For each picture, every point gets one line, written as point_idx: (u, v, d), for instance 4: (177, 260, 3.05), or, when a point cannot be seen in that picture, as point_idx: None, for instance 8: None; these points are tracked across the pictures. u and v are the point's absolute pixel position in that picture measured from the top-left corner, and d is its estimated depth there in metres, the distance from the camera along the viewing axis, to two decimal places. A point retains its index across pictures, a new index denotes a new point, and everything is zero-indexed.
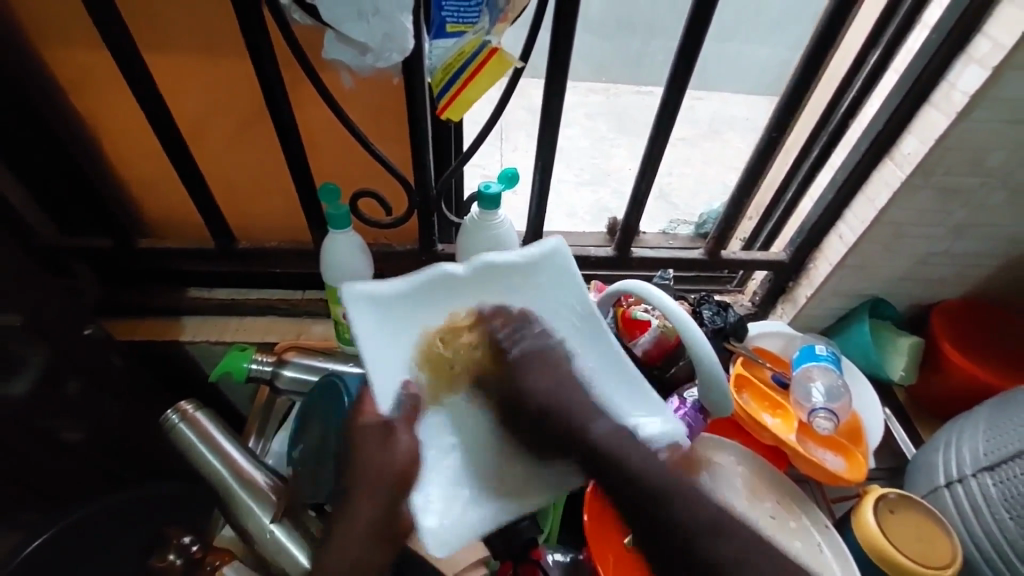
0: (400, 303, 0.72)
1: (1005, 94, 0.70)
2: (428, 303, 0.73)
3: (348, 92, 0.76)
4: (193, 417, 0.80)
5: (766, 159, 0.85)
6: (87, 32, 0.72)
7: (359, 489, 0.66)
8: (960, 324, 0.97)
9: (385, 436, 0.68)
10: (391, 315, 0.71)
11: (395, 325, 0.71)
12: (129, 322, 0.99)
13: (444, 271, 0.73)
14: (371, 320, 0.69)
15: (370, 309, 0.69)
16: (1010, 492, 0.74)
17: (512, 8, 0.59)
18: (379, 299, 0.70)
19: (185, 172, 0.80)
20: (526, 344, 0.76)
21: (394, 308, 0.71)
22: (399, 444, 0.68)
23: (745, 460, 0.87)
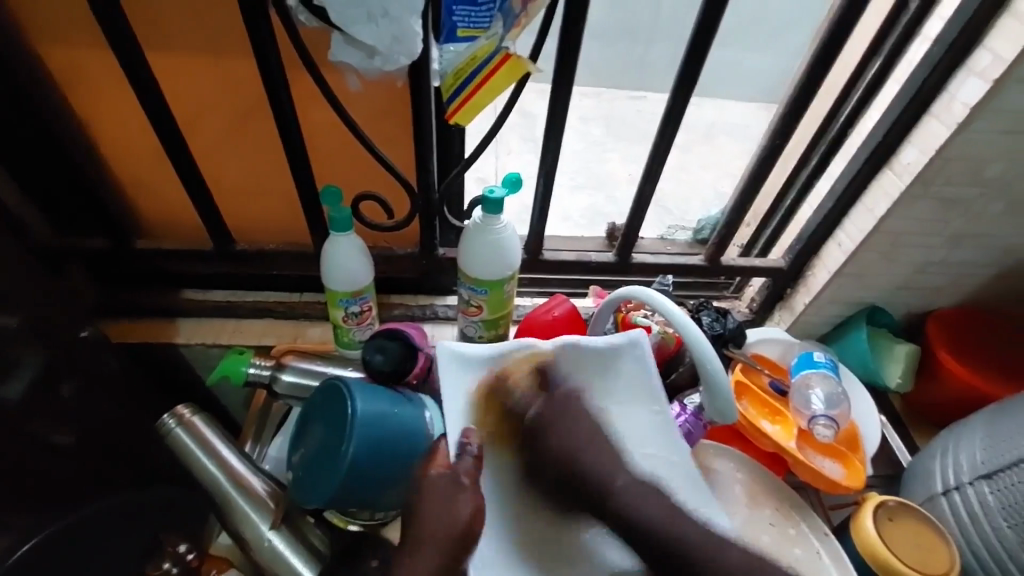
0: (474, 371, 0.72)
1: (1004, 107, 0.71)
2: (499, 379, 0.73)
3: (351, 93, 0.75)
4: (189, 421, 0.78)
5: (769, 167, 0.86)
6: (88, 29, 0.70)
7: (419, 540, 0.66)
8: (954, 331, 0.98)
9: (453, 490, 0.66)
10: (459, 381, 0.71)
11: (462, 387, 0.71)
12: (124, 324, 0.97)
13: (525, 344, 0.73)
14: (453, 380, 0.71)
15: (459, 374, 0.71)
16: (1008, 500, 0.75)
17: (526, 14, 0.58)
18: (467, 364, 0.72)
19: (185, 173, 0.79)
20: (564, 407, 0.74)
21: (471, 373, 0.72)
22: (462, 506, 0.67)
23: (744, 466, 0.87)
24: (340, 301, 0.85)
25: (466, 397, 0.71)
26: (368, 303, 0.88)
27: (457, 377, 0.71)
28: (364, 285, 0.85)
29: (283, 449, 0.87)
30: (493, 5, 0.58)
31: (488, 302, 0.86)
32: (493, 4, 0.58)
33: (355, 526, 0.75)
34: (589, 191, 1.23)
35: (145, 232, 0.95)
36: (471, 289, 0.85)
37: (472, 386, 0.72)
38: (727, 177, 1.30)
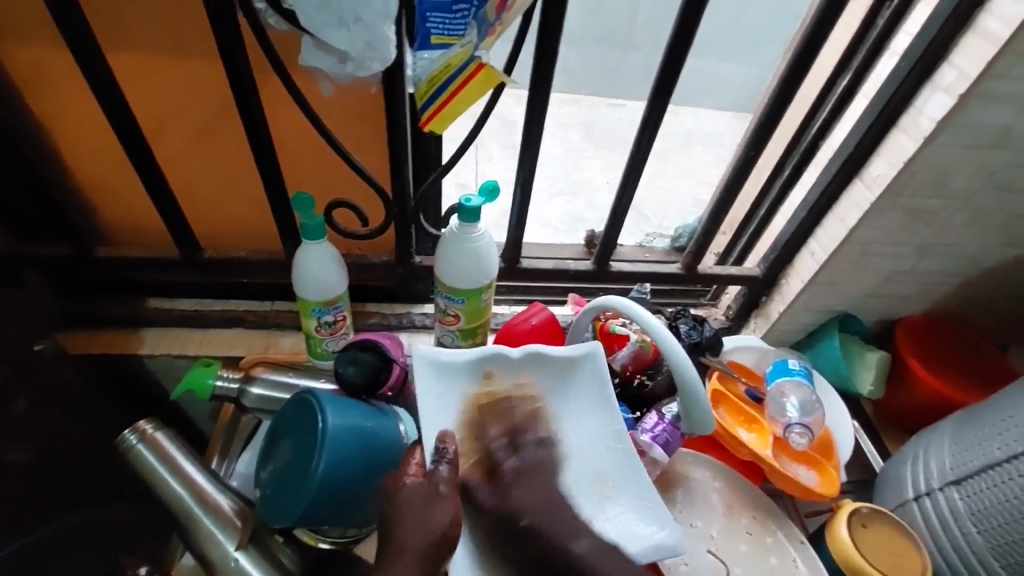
0: (451, 375, 0.72)
1: (967, 122, 0.73)
2: (465, 389, 0.72)
3: (324, 99, 0.73)
4: (152, 437, 0.75)
5: (743, 177, 0.86)
6: (43, 27, 0.67)
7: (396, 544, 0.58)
8: (922, 339, 1.00)
9: (431, 498, 0.60)
10: (442, 387, 0.71)
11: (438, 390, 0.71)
12: (84, 335, 0.93)
13: (500, 352, 0.74)
14: (427, 384, 0.70)
15: (435, 371, 0.71)
16: (976, 506, 0.76)
17: (502, 22, 0.57)
18: (438, 364, 0.72)
19: (150, 178, 0.76)
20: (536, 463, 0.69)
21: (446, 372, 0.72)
22: (439, 513, 0.59)
23: (720, 474, 0.87)
24: (312, 311, 0.83)
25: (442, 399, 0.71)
26: (342, 313, 0.86)
27: (436, 375, 0.71)
28: (337, 294, 0.83)
29: (252, 465, 0.84)
30: (469, 12, 0.56)
31: (464, 312, 0.85)
32: (468, 12, 0.56)
33: (324, 544, 0.72)
34: (567, 198, 1.23)
35: (107, 239, 0.92)
36: (447, 298, 0.84)
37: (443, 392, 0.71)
38: (703, 185, 1.31)
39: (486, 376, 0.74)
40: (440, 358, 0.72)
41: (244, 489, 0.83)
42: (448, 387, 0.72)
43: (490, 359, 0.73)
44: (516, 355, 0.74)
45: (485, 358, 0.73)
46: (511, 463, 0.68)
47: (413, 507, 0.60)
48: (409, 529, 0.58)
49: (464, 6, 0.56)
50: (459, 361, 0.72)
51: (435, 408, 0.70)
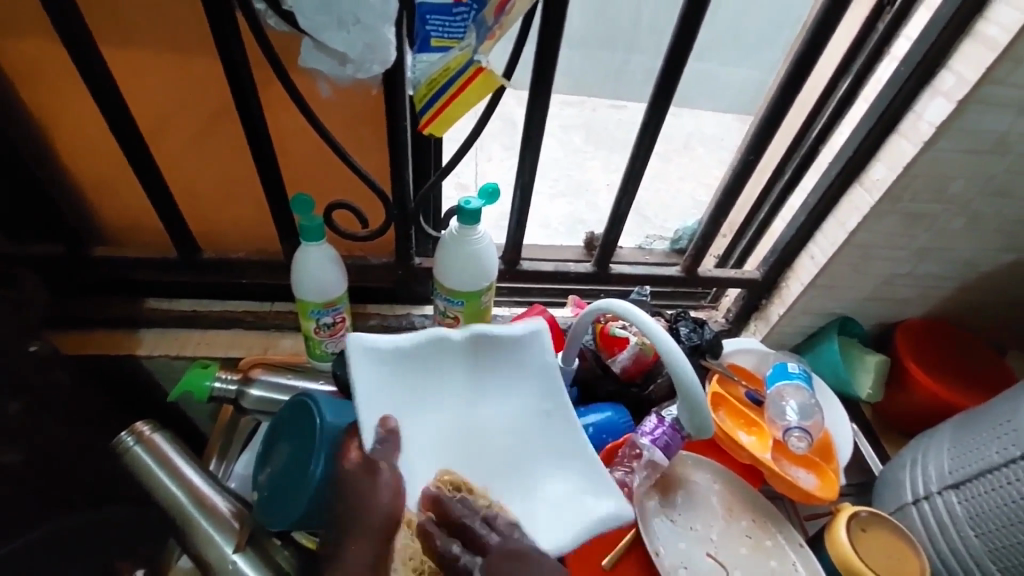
0: (395, 365, 0.68)
1: (967, 126, 0.73)
2: (411, 374, 0.69)
3: (324, 101, 0.73)
4: (150, 439, 0.75)
5: (743, 180, 0.86)
6: (42, 26, 0.67)
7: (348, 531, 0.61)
8: (921, 343, 1.00)
9: (369, 477, 0.62)
10: (385, 379, 0.67)
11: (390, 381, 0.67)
12: (83, 335, 0.93)
13: (440, 333, 0.70)
14: (371, 372, 0.66)
15: (385, 358, 0.67)
16: (975, 510, 0.76)
17: (500, 26, 0.56)
18: (382, 354, 0.67)
19: (147, 177, 0.76)
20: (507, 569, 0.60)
21: (390, 362, 0.67)
22: (382, 490, 0.61)
23: (719, 476, 0.87)
24: (311, 312, 0.83)
25: (394, 389, 0.67)
26: (341, 314, 0.85)
27: (384, 365, 0.67)
28: (336, 296, 0.83)
29: (250, 466, 0.84)
30: (468, 15, 0.57)
31: (464, 314, 0.85)
32: (468, 15, 0.57)
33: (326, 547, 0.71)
34: (567, 200, 1.23)
35: (108, 240, 0.92)
36: (446, 300, 0.84)
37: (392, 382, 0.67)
38: (704, 188, 1.31)
39: (423, 362, 0.70)
40: (373, 345, 0.67)
41: (242, 490, 0.82)
42: (397, 377, 0.68)
43: (432, 343, 0.70)
44: (458, 337, 0.71)
45: (422, 340, 0.69)
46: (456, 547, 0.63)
47: (354, 487, 0.61)
48: (353, 513, 0.61)
49: (463, 9, 0.56)
50: (399, 348, 0.68)
51: (383, 394, 0.66)
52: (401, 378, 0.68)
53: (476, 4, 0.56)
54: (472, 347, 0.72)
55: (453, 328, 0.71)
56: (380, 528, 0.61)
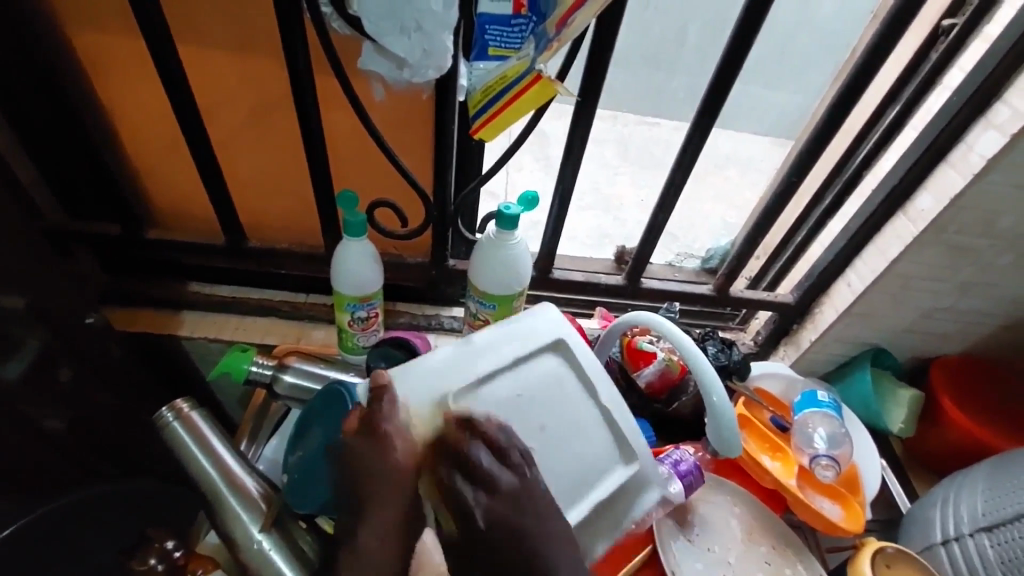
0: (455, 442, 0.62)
1: (1020, 161, 0.72)
2: (467, 367, 0.67)
3: (377, 103, 0.76)
4: (188, 416, 0.77)
5: (784, 201, 0.86)
6: (122, 20, 0.71)
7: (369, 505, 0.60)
8: (959, 379, 0.97)
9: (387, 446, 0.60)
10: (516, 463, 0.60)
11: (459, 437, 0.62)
12: (129, 313, 0.97)
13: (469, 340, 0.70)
14: (449, 355, 0.68)
15: (419, 392, 0.64)
16: (1008, 555, 0.74)
17: (559, 38, 0.56)
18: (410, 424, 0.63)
19: (204, 164, 0.79)
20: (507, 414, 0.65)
21: (467, 366, 0.67)
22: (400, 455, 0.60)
23: (741, 501, 0.86)
24: (346, 305, 0.85)
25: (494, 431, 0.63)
26: (374, 310, 0.88)
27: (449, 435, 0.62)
28: (372, 291, 0.85)
29: (279, 452, 0.87)
30: (526, 26, 0.60)
31: (494, 317, 0.86)
32: (526, 27, 0.60)
33: None
34: (597, 213, 1.24)
35: (159, 223, 0.96)
36: (478, 302, 0.86)
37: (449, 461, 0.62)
38: (737, 210, 1.30)
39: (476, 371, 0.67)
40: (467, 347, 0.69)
41: (270, 474, 0.85)
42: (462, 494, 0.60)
43: (461, 352, 0.68)
44: (484, 338, 0.70)
45: (452, 351, 0.68)
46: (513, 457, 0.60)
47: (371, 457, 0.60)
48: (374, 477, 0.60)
49: (522, 21, 0.59)
50: (463, 346, 0.69)
51: (466, 366, 0.67)
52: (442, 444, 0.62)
53: (536, 17, 0.59)
54: (495, 351, 0.69)
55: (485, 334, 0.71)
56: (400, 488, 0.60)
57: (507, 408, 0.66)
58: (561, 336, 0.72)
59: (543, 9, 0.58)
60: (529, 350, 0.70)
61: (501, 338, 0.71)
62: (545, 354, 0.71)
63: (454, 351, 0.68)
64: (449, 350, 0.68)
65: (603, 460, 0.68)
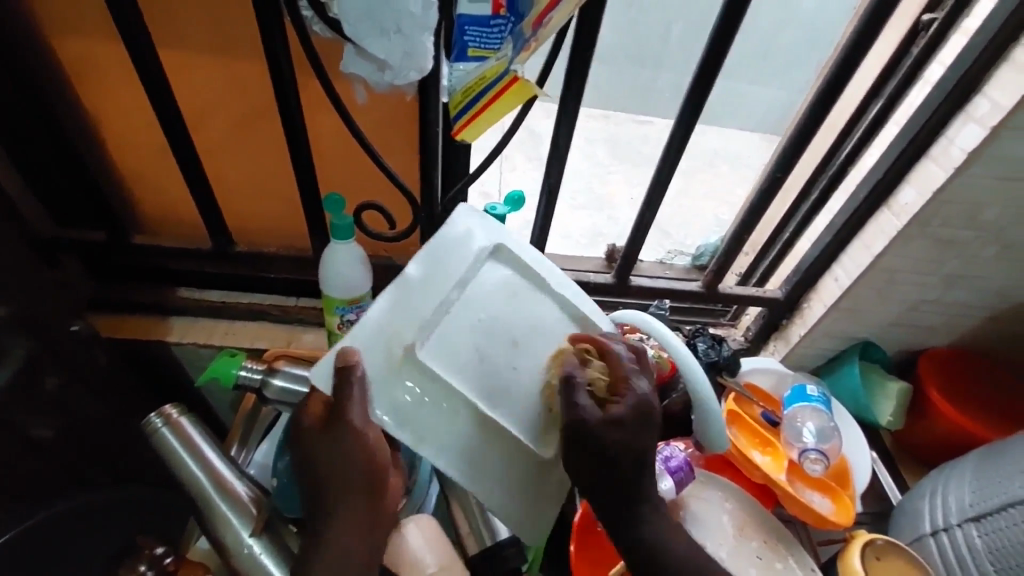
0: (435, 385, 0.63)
1: (1000, 153, 0.72)
2: (411, 309, 0.65)
3: (361, 106, 0.76)
4: (177, 421, 0.77)
5: (770, 197, 0.86)
6: (103, 27, 0.71)
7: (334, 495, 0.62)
8: (948, 371, 0.98)
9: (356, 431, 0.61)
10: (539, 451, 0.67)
11: (435, 381, 0.63)
12: (117, 320, 0.97)
13: (406, 278, 0.65)
14: (391, 301, 0.64)
15: (377, 343, 0.63)
16: (995, 545, 0.74)
17: (536, 38, 0.58)
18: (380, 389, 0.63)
19: (189, 169, 0.79)
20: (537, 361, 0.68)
21: (417, 308, 0.65)
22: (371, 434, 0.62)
23: (733, 496, 0.86)
24: (335, 308, 0.85)
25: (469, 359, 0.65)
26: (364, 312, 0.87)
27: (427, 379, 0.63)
28: (360, 293, 0.85)
29: (269, 456, 0.87)
30: (506, 27, 0.59)
31: None
32: (505, 28, 0.59)
33: None
34: (588, 212, 1.24)
35: (146, 229, 0.96)
36: None
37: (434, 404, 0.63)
38: (727, 206, 1.31)
39: (424, 307, 0.65)
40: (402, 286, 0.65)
41: (260, 478, 0.85)
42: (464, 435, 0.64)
43: (403, 294, 0.65)
44: (418, 271, 0.66)
45: (394, 295, 0.65)
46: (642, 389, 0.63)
47: (332, 446, 0.61)
48: (339, 464, 0.61)
49: (501, 21, 0.58)
50: (403, 286, 0.65)
51: (413, 310, 0.65)
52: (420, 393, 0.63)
53: (514, 17, 0.58)
54: (436, 280, 0.66)
55: (419, 263, 0.66)
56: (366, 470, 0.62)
57: (464, 335, 0.65)
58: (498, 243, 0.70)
59: (521, 9, 0.57)
60: (466, 266, 0.68)
61: (443, 257, 0.68)
62: (486, 262, 0.69)
63: (393, 300, 0.65)
64: (392, 294, 0.65)
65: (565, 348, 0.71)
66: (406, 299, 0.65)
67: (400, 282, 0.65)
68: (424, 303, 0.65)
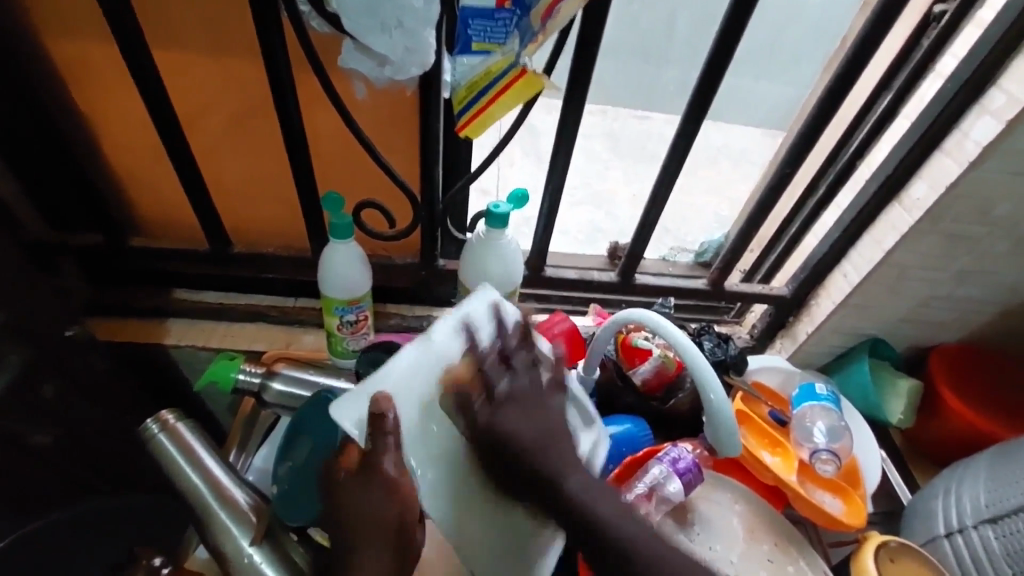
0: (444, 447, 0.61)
1: (1016, 147, 0.70)
2: (434, 372, 0.62)
3: (359, 102, 0.74)
4: (174, 428, 0.75)
5: (778, 193, 0.85)
6: (92, 22, 0.69)
7: (360, 547, 0.59)
8: (957, 367, 0.97)
9: (387, 488, 0.58)
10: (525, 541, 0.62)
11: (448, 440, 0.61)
12: (112, 324, 0.95)
13: (429, 340, 0.63)
14: (417, 363, 0.62)
15: (400, 404, 0.61)
16: (1013, 547, 0.73)
17: (544, 31, 0.56)
18: (405, 445, 0.60)
19: (183, 169, 0.77)
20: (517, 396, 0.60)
21: (445, 371, 0.63)
22: (402, 496, 0.59)
23: (742, 498, 0.85)
24: (335, 309, 0.83)
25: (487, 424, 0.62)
26: (364, 312, 0.86)
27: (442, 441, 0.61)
28: (361, 294, 0.83)
29: (269, 460, 0.86)
30: (511, 20, 0.58)
31: None
32: (510, 21, 0.58)
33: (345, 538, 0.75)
34: (589, 209, 1.22)
35: (140, 230, 0.93)
36: None
37: (435, 469, 0.61)
38: (729, 201, 1.29)
39: (447, 373, 0.63)
40: (426, 349, 0.63)
41: (260, 483, 0.84)
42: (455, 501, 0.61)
43: (429, 357, 0.63)
44: (443, 334, 0.64)
45: (417, 357, 0.62)
46: (504, 385, 0.60)
47: (362, 498, 0.59)
48: (366, 513, 0.58)
49: (506, 15, 0.57)
50: (428, 348, 0.63)
51: (435, 375, 0.62)
52: (433, 453, 0.61)
53: (520, 11, 0.57)
54: (458, 343, 0.65)
55: (441, 327, 0.65)
56: (394, 524, 0.59)
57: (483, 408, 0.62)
58: (522, 317, 0.67)
59: (527, 2, 0.56)
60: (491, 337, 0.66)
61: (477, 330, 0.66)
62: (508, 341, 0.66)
63: (416, 359, 0.62)
64: (413, 354, 0.62)
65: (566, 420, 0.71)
66: (433, 361, 0.63)
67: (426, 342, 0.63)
68: (449, 367, 0.63)
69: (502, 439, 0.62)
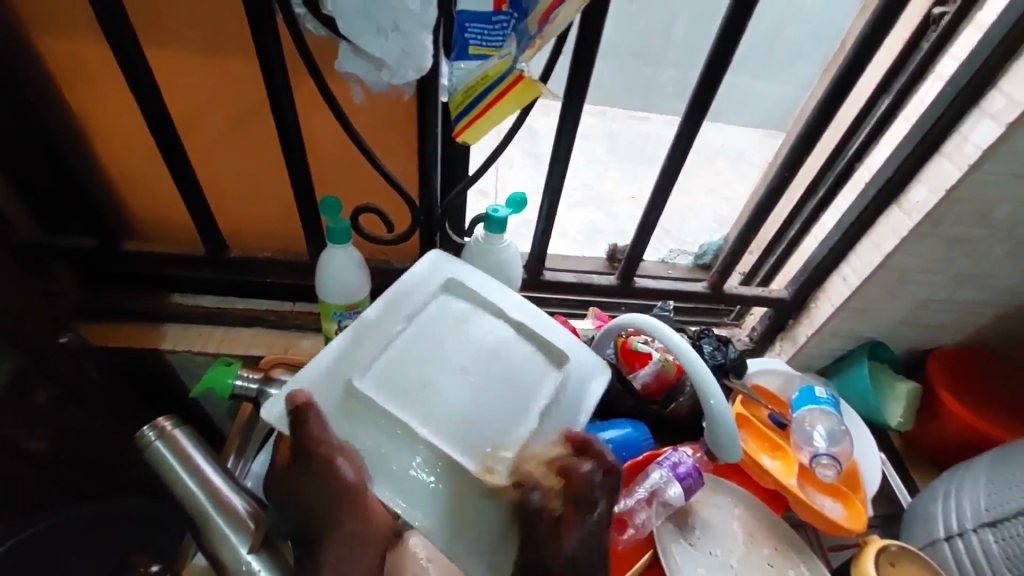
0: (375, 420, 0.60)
1: (1016, 150, 0.70)
2: (364, 350, 0.64)
3: (357, 106, 0.73)
4: (171, 434, 0.74)
5: (778, 195, 0.84)
6: (87, 26, 0.68)
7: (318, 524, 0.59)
8: (957, 370, 0.96)
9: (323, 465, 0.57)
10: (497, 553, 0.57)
11: (376, 410, 0.60)
12: (108, 327, 0.94)
13: (362, 322, 0.65)
14: (344, 345, 0.64)
15: (327, 388, 0.61)
16: (1013, 551, 0.73)
17: (542, 36, 0.55)
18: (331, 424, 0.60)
19: (179, 173, 0.77)
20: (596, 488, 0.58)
21: (376, 343, 0.64)
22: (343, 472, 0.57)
23: (743, 502, 0.85)
24: (333, 314, 0.83)
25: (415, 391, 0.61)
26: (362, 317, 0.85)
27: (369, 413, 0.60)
28: (359, 298, 0.83)
29: (267, 467, 0.85)
30: (508, 24, 0.57)
31: None
32: (508, 24, 0.57)
33: None
34: (588, 211, 1.22)
35: (136, 233, 0.93)
36: None
37: (392, 441, 0.59)
38: (729, 203, 1.29)
39: (378, 346, 0.64)
40: (357, 330, 0.65)
41: (258, 490, 0.83)
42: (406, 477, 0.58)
43: (359, 338, 0.64)
44: (374, 312, 0.67)
45: (347, 341, 0.64)
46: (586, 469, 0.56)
47: (308, 479, 0.58)
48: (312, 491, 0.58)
49: (504, 17, 0.57)
50: (357, 329, 0.65)
51: (365, 350, 0.63)
52: (367, 421, 0.60)
53: (517, 13, 0.56)
54: (391, 314, 0.67)
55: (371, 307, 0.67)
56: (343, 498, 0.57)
57: (425, 364, 0.63)
58: (453, 277, 0.70)
59: (525, 4, 0.56)
60: (423, 301, 0.68)
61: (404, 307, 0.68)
62: (439, 299, 0.69)
63: (347, 341, 0.64)
64: (340, 338, 0.64)
65: (529, 368, 0.65)
66: (366, 341, 0.64)
67: (357, 325, 0.65)
68: (380, 339, 0.65)
69: (453, 394, 0.61)
